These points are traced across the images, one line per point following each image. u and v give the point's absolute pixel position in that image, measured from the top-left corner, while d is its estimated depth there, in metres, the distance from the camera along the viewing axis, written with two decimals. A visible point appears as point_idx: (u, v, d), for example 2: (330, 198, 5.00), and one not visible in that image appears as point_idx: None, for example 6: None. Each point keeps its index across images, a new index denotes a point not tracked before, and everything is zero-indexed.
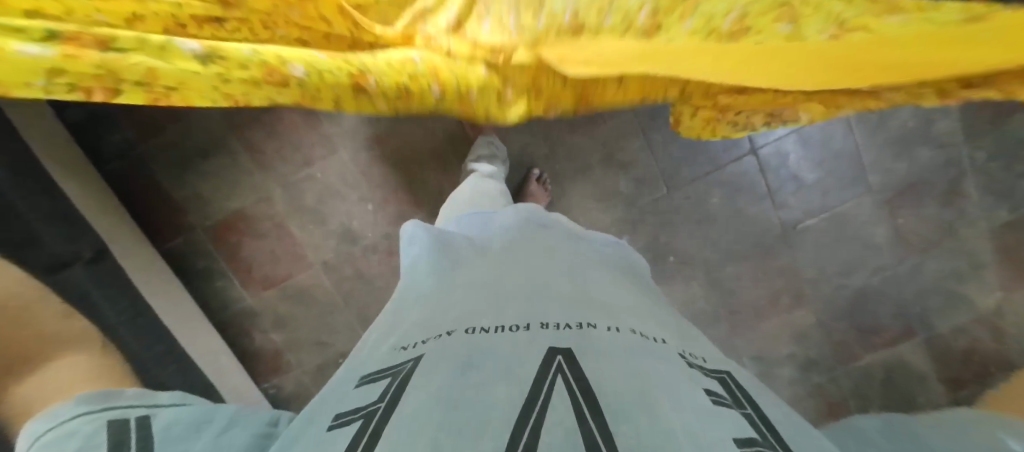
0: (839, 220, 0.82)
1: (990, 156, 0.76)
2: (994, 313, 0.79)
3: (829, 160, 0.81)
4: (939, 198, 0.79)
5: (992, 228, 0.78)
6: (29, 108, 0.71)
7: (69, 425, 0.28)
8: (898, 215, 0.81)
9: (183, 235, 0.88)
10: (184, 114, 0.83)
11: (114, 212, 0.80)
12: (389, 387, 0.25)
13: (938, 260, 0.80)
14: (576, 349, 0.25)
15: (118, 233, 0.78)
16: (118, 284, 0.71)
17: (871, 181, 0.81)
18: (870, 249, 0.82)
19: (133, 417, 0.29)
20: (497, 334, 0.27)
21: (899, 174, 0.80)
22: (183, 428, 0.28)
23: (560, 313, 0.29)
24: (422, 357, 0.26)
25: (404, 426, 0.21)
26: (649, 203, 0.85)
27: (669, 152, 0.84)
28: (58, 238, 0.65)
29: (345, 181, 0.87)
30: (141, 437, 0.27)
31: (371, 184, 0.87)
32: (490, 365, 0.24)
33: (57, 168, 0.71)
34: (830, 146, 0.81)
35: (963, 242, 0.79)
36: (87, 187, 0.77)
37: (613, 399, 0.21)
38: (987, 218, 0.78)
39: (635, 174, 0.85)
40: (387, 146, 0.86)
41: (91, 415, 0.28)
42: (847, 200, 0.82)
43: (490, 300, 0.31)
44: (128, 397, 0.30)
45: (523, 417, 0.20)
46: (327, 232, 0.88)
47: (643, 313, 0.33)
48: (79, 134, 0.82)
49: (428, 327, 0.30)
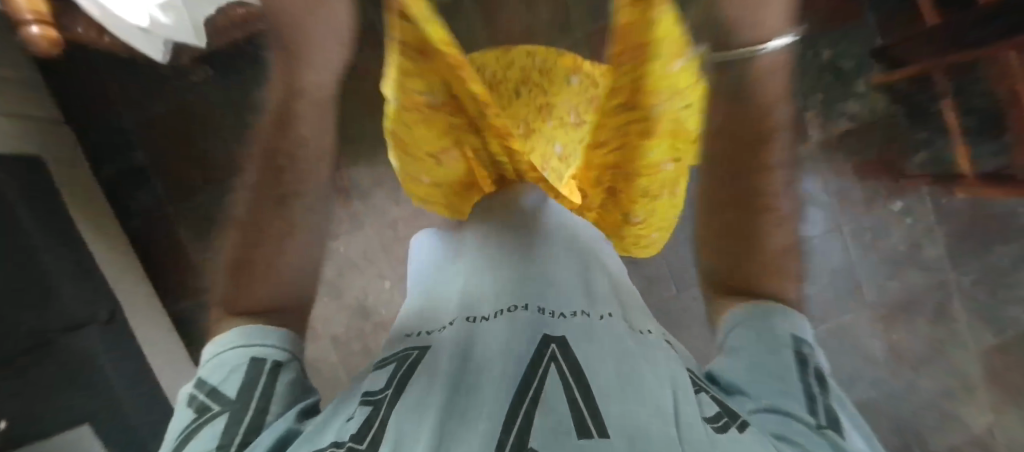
0: (839, 330, 0.87)
1: (974, 280, 0.85)
2: (987, 433, 0.85)
3: (826, 275, 0.88)
4: (930, 318, 0.86)
5: (982, 351, 0.85)
6: (63, 161, 0.83)
7: (228, 352, 0.35)
8: (894, 333, 0.87)
9: (192, 298, 0.94)
10: (215, 179, 0.93)
11: (132, 267, 0.88)
12: (395, 375, 0.29)
13: (931, 379, 0.86)
14: (570, 337, 0.29)
15: (129, 286, 0.85)
16: (124, 348, 0.76)
17: (867, 296, 0.88)
18: (869, 361, 0.87)
19: (269, 359, 0.35)
20: (496, 319, 0.31)
21: (895, 289, 0.87)
22: (293, 391, 0.35)
23: (557, 296, 0.32)
24: (428, 347, 0.31)
25: (409, 411, 0.25)
26: (659, 301, 0.87)
27: (679, 254, 0.87)
28: (76, 301, 0.72)
29: (367, 257, 0.91)
30: (270, 382, 0.34)
31: (392, 260, 0.91)
32: (488, 353, 0.28)
33: (86, 226, 0.81)
34: (829, 261, 0.88)
35: (955, 362, 0.86)
36: (110, 238, 0.86)
37: (600, 387, 0.25)
38: (975, 340, 0.85)
39: (648, 273, 0.88)
40: (410, 227, 0.91)
41: (244, 347, 0.35)
42: (845, 312, 0.88)
43: (494, 282, 0.35)
44: (269, 338, 0.37)
45: (513, 411, 0.23)
46: (342, 305, 0.90)
47: (633, 302, 0.36)
48: (107, 190, 0.93)
49: (430, 318, 0.35)
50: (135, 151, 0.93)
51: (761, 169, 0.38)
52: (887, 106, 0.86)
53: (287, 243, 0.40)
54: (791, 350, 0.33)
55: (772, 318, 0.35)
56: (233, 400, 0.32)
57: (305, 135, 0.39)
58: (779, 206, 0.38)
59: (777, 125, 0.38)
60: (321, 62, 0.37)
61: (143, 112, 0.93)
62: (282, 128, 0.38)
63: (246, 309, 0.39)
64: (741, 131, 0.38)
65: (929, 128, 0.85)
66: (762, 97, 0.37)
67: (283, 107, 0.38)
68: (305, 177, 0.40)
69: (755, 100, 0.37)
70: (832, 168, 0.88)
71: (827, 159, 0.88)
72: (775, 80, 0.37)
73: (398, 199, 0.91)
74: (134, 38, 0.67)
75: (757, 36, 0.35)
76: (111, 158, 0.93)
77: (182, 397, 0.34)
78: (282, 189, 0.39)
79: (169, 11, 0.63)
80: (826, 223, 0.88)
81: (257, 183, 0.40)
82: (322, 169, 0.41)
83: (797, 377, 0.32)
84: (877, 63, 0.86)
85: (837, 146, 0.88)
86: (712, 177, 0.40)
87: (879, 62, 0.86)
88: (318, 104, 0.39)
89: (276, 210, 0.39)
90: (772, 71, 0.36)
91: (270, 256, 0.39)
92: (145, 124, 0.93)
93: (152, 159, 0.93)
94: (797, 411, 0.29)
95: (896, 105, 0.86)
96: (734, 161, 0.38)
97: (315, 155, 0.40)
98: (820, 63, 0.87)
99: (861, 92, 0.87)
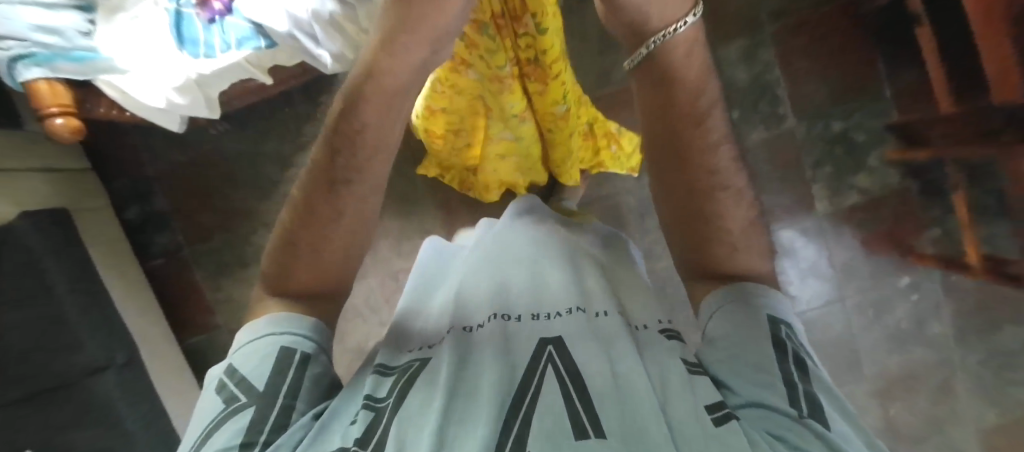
0: None
1: (980, 361, 0.85)
2: None
3: (825, 347, 0.90)
4: (929, 394, 0.87)
5: (980, 428, 0.86)
6: (88, 209, 0.88)
7: (258, 342, 0.33)
8: (892, 408, 0.88)
9: (206, 334, 0.98)
10: (232, 225, 0.97)
11: (149, 305, 0.92)
12: (394, 385, 0.31)
13: None
14: (565, 336, 0.31)
15: (146, 323, 0.88)
16: (141, 390, 0.78)
17: (866, 371, 0.89)
18: None
19: (298, 350, 0.33)
20: (490, 324, 0.34)
21: (895, 365, 0.88)
22: (313, 387, 0.33)
23: (554, 300, 0.35)
24: (428, 359, 0.33)
25: (408, 419, 0.27)
26: None
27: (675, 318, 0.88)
28: (96, 345, 0.74)
29: (369, 306, 0.93)
30: (296, 376, 0.32)
31: (393, 309, 0.92)
32: (485, 355, 0.31)
33: (108, 269, 0.85)
34: (828, 333, 0.90)
35: (951, 438, 0.87)
36: (128, 279, 0.90)
37: (597, 388, 0.27)
38: (976, 419, 0.86)
39: None
40: None
41: (277, 334, 0.33)
42: (844, 384, 0.89)
43: (493, 287, 0.38)
44: (298, 324, 0.34)
45: (512, 422, 0.25)
46: (343, 350, 0.92)
47: (637, 296, 0.39)
48: (130, 232, 0.98)
49: (425, 335, 0.37)
50: (156, 195, 0.98)
51: (705, 152, 0.35)
52: (901, 181, 0.88)
53: (337, 228, 0.34)
54: (770, 337, 0.31)
55: (748, 305, 0.33)
56: (261, 392, 0.31)
57: (367, 123, 0.31)
58: (731, 181, 0.35)
59: (712, 106, 0.35)
60: (403, 54, 0.30)
61: (164, 159, 0.98)
62: (343, 111, 0.31)
63: (291, 290, 0.36)
64: (664, 127, 0.35)
65: (939, 207, 0.86)
66: (688, 79, 0.34)
67: (351, 88, 0.31)
68: (368, 174, 0.33)
69: (679, 85, 0.34)
70: (838, 240, 0.90)
71: (832, 231, 0.91)
72: (695, 56, 0.34)
73: (402, 250, 0.93)
74: (158, 118, 0.75)
75: (664, 22, 0.33)
76: (134, 201, 0.98)
77: (212, 381, 0.33)
78: (337, 172, 0.32)
79: (186, 93, 0.71)
80: (828, 294, 0.90)
81: (315, 161, 0.33)
82: (383, 164, 0.33)
83: (777, 367, 0.30)
84: (895, 137, 0.87)
85: (843, 220, 0.90)
86: (661, 181, 0.37)
87: (895, 135, 0.87)
88: (386, 99, 0.31)
89: (328, 196, 0.33)
90: (690, 56, 0.34)
91: (316, 240, 0.34)
92: (166, 173, 0.98)
93: (167, 204, 0.98)
94: (776, 401, 0.28)
95: (909, 181, 0.88)
96: (685, 162, 0.35)
97: (375, 144, 0.32)
98: (829, 135, 0.90)
99: (874, 166, 0.89)
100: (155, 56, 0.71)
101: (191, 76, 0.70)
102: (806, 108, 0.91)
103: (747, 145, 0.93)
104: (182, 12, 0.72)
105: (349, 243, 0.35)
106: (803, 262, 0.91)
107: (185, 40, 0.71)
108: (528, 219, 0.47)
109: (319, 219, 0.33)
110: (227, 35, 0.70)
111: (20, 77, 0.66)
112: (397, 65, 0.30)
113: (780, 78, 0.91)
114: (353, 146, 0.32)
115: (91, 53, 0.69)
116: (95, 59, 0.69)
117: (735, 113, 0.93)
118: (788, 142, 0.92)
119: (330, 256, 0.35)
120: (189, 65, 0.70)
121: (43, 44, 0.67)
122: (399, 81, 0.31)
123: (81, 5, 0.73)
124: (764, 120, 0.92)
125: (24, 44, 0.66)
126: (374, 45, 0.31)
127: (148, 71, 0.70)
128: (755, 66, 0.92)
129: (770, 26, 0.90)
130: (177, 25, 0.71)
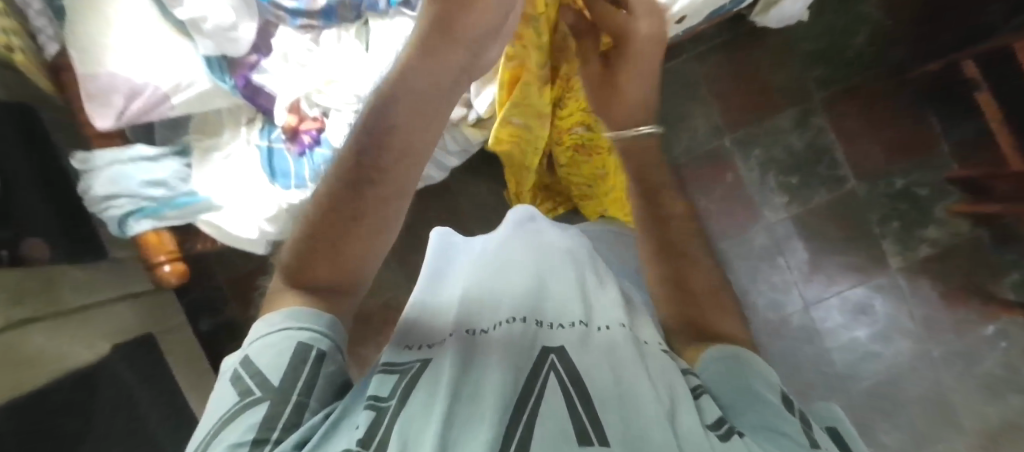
0: None
1: None
2: None
3: (905, 411, 0.88)
4: None
5: None
6: (170, 329, 0.98)
7: (270, 335, 0.31)
8: None
9: None
10: None
11: None
12: (397, 386, 0.28)
13: None
14: (568, 347, 0.30)
15: None
16: None
17: (970, 430, 0.86)
18: None
19: (316, 346, 0.31)
20: (497, 329, 0.32)
21: (997, 418, 0.85)
22: (328, 384, 0.31)
23: (556, 311, 0.34)
24: (429, 360, 0.30)
25: (407, 422, 0.25)
26: None
27: None
28: None
29: None
30: (313, 373, 0.30)
31: None
32: (489, 360, 0.29)
33: (187, 385, 0.93)
34: (914, 394, 0.88)
35: None
36: (206, 389, 0.97)
37: (599, 394, 0.26)
38: None
39: None
40: None
41: (291, 330, 0.31)
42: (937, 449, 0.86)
43: (505, 295, 0.35)
44: (319, 320, 0.32)
45: (512, 423, 0.24)
46: None
47: (640, 313, 0.37)
48: (204, 341, 1.08)
49: (428, 332, 0.34)
50: (229, 305, 1.08)
51: (669, 220, 0.45)
52: (971, 229, 0.88)
53: (364, 227, 0.34)
54: (777, 392, 0.30)
55: (745, 365, 0.32)
56: (276, 387, 0.29)
57: (396, 126, 0.32)
58: (693, 254, 0.42)
59: (663, 187, 0.47)
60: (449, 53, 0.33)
61: (235, 271, 1.08)
62: (372, 115, 0.32)
63: (307, 285, 0.34)
64: (644, 181, 0.47)
65: (1012, 252, 0.86)
66: (643, 163, 0.48)
67: (386, 93, 0.33)
68: (392, 175, 0.33)
69: (643, 165, 0.48)
70: (915, 295, 0.89)
71: (909, 287, 0.90)
72: (646, 149, 0.49)
73: None
74: (247, 244, 0.78)
75: (620, 123, 0.50)
76: (207, 313, 1.08)
77: (227, 371, 0.31)
78: (362, 173, 0.33)
79: (276, 222, 0.76)
80: (913, 349, 0.89)
81: (342, 159, 0.34)
82: (410, 170, 0.34)
83: (780, 404, 0.29)
84: (961, 190, 0.88)
85: (919, 272, 0.89)
86: (648, 250, 0.44)
87: (960, 187, 0.87)
88: (418, 99, 0.32)
89: (351, 196, 0.33)
90: (641, 147, 0.49)
91: (336, 240, 0.33)
92: (238, 283, 1.08)
93: (242, 312, 1.08)
94: (791, 431, 0.26)
95: (980, 228, 0.88)
96: (663, 231, 0.44)
97: (415, 143, 0.33)
98: (893, 191, 0.91)
99: (942, 218, 0.89)
100: (248, 193, 0.76)
101: (282, 205, 0.74)
102: (865, 169, 0.92)
103: (793, 211, 0.93)
104: (274, 146, 0.78)
105: (373, 242, 0.35)
106: (881, 320, 0.90)
107: (277, 173, 0.77)
108: (541, 222, 0.46)
109: (341, 218, 0.33)
110: (317, 165, 0.75)
111: (131, 230, 0.73)
112: (437, 65, 0.32)
113: (836, 142, 0.93)
114: (379, 148, 0.32)
115: (193, 197, 0.75)
116: (196, 202, 0.75)
117: (776, 178, 0.93)
118: (850, 202, 0.92)
119: (353, 259, 0.34)
120: (279, 196, 0.75)
121: (152, 197, 0.74)
122: (437, 83, 0.33)
123: (178, 151, 0.80)
124: (824, 183, 0.93)
125: (135, 200, 0.73)
126: (416, 46, 0.32)
127: (240, 206, 0.76)
128: (809, 131, 0.93)
129: (817, 92, 0.93)
130: (270, 161, 0.77)
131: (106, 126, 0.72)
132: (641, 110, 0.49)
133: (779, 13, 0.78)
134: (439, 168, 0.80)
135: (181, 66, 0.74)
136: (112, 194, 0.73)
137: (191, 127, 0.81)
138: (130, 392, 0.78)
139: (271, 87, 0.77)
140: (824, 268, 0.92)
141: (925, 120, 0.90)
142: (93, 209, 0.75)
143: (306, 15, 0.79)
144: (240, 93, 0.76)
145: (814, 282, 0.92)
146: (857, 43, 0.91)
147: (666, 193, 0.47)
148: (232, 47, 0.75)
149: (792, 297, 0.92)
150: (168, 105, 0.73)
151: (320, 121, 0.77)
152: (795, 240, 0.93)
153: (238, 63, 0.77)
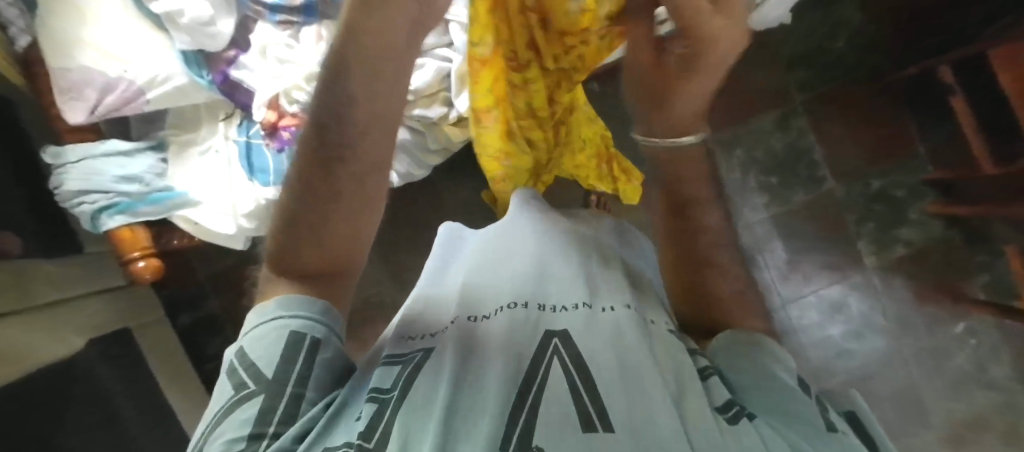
0: None
1: None
2: None
3: (879, 404, 0.91)
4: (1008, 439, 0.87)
5: None
6: (147, 325, 0.96)
7: (260, 327, 0.31)
8: None
9: None
10: None
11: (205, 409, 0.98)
12: (400, 375, 0.29)
13: None
14: (573, 332, 0.29)
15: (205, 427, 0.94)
16: None
17: (940, 422, 0.89)
18: None
19: (311, 334, 0.31)
20: (496, 316, 0.32)
21: (965, 412, 0.88)
22: (326, 373, 0.31)
23: (557, 295, 0.33)
24: (432, 349, 0.31)
25: (409, 415, 0.25)
26: None
27: None
28: None
29: None
30: (308, 360, 0.30)
31: None
32: (491, 350, 0.29)
33: (166, 381, 0.91)
34: (886, 387, 0.91)
35: None
36: (187, 385, 0.96)
37: (604, 381, 0.25)
38: None
39: None
40: None
41: (283, 320, 0.31)
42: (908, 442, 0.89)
43: (505, 281, 0.35)
44: (313, 308, 0.32)
45: (515, 413, 0.24)
46: None
47: (647, 294, 0.36)
48: (183, 336, 1.06)
49: (426, 323, 0.35)
50: (209, 300, 1.07)
51: (700, 234, 0.37)
52: (943, 230, 0.91)
53: (345, 207, 0.33)
54: (793, 377, 0.29)
55: (759, 346, 0.31)
56: (269, 379, 0.29)
57: (355, 95, 0.29)
58: (714, 257, 0.36)
59: (706, 198, 0.38)
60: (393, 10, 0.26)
61: (214, 266, 1.07)
62: (326, 87, 0.29)
63: (295, 271, 0.34)
64: (676, 197, 0.38)
65: (982, 252, 0.89)
66: (684, 174, 0.38)
67: (335, 62, 0.29)
68: (363, 150, 0.31)
69: (684, 180, 0.38)
70: (889, 293, 0.92)
71: (883, 285, 0.92)
72: (694, 163, 0.38)
73: None
74: (222, 239, 0.77)
75: (673, 132, 0.38)
76: (187, 308, 1.07)
77: (224, 366, 0.31)
78: (327, 150, 0.31)
79: (254, 218, 0.75)
80: (887, 345, 0.92)
81: (304, 140, 0.32)
82: (383, 141, 0.32)
83: (795, 384, 0.28)
84: (933, 192, 0.91)
85: (892, 270, 0.92)
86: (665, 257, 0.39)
87: (934, 189, 0.90)
88: (370, 66, 0.29)
89: (324, 177, 0.32)
90: (681, 161, 0.38)
91: (319, 224, 0.33)
92: (218, 279, 1.07)
93: (223, 307, 1.07)
94: (808, 413, 0.26)
95: (951, 229, 0.91)
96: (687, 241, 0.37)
97: (383, 115, 0.31)
98: (870, 193, 0.93)
99: (916, 219, 0.91)
100: (224, 189, 0.76)
101: (261, 200, 0.74)
102: (844, 170, 0.94)
103: (773, 210, 0.95)
104: (251, 142, 0.77)
105: (358, 223, 0.34)
106: (856, 317, 0.93)
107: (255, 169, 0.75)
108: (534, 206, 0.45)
109: (320, 202, 0.32)
110: None
111: (102, 226, 0.72)
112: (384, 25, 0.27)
113: (815, 143, 0.95)
114: (339, 123, 0.30)
115: (169, 192, 0.74)
116: (173, 197, 0.74)
117: (757, 179, 0.96)
118: (828, 203, 0.94)
119: (341, 242, 0.34)
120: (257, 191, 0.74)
121: (128, 192, 0.73)
122: (391, 44, 0.28)
123: (152, 145, 0.78)
124: (803, 184, 0.95)
125: (108, 196, 0.72)
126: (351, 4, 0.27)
127: (217, 202, 0.75)
128: (789, 133, 0.95)
129: (799, 96, 0.95)
130: (248, 155, 0.76)
131: (79, 121, 0.70)
132: (697, 111, 0.37)
133: (759, 19, 0.80)
134: (422, 167, 0.79)
135: (158, 59, 0.73)
136: (84, 189, 0.71)
137: (167, 121, 0.79)
138: (106, 391, 0.76)
139: (249, 84, 0.76)
140: (802, 266, 0.94)
141: (902, 124, 0.93)
142: (65, 205, 0.73)
143: (286, 11, 0.77)
144: (218, 88, 0.76)
145: (791, 280, 0.94)
146: (835, 48, 0.93)
147: (703, 205, 0.38)
148: (210, 42, 0.73)
149: (771, 295, 0.94)
150: (143, 99, 0.72)
151: (297, 116, 0.75)
152: (775, 238, 0.95)
153: (216, 58, 0.76)
